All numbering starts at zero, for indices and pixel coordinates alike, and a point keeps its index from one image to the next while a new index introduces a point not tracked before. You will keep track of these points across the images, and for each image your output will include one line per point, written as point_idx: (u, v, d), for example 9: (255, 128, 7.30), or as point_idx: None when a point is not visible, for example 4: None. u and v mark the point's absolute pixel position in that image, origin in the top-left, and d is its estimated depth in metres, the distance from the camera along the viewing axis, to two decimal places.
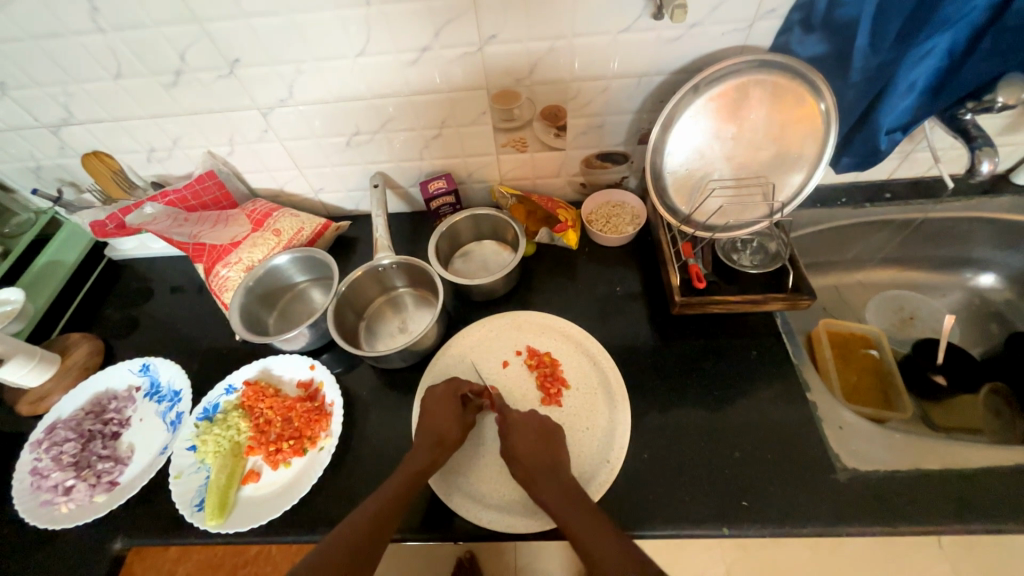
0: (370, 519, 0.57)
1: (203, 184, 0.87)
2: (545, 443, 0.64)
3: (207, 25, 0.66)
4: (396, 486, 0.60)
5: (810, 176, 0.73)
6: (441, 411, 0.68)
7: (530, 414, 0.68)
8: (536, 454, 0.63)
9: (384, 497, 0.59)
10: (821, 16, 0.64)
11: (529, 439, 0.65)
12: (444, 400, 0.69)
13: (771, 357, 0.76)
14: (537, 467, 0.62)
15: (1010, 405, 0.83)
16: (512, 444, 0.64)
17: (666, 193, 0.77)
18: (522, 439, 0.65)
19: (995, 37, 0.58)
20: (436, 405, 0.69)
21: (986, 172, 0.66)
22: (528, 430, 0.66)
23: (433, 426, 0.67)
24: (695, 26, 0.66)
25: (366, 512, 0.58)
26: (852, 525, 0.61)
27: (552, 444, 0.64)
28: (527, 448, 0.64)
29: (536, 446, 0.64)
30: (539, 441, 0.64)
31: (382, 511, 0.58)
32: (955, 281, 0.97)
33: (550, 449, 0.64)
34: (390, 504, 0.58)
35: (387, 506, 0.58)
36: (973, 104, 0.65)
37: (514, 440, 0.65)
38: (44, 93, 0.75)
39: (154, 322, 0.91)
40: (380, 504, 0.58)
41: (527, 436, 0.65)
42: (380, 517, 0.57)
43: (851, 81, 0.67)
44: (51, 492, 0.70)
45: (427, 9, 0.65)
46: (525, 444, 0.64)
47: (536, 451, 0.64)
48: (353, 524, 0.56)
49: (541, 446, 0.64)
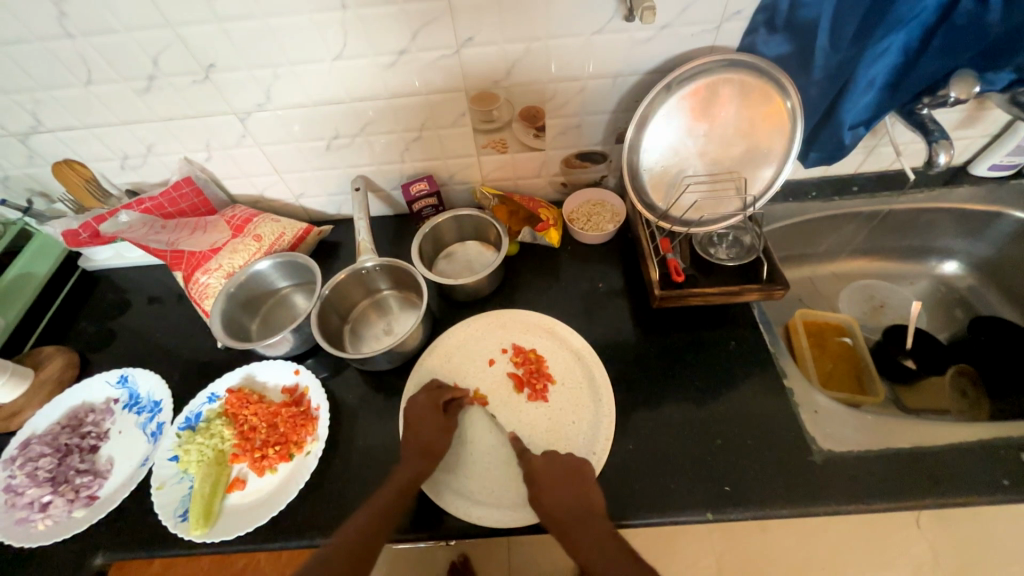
0: (360, 535, 0.56)
1: (180, 191, 0.85)
2: (577, 487, 0.62)
3: (181, 30, 0.66)
4: (385, 498, 0.60)
5: (779, 170, 0.76)
6: (428, 422, 0.68)
7: (556, 456, 0.66)
8: (571, 500, 0.61)
9: (378, 507, 0.59)
10: (784, 17, 0.67)
11: (561, 486, 0.62)
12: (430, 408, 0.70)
13: (749, 347, 0.78)
14: (571, 511, 0.60)
15: (974, 384, 0.87)
16: (544, 485, 0.62)
17: (643, 190, 0.80)
18: (553, 481, 0.63)
19: (944, 35, 0.62)
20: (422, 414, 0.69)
21: (943, 163, 0.69)
22: (561, 473, 0.64)
23: (421, 436, 0.67)
24: (665, 27, 0.68)
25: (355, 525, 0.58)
26: (829, 505, 0.63)
27: (584, 487, 0.62)
28: (561, 492, 0.62)
29: (565, 490, 0.62)
30: (572, 488, 0.62)
31: (375, 521, 0.58)
32: (921, 269, 1.01)
33: (584, 493, 0.62)
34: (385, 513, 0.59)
35: (380, 515, 0.58)
36: (928, 100, 0.69)
37: (544, 482, 0.63)
38: (11, 100, 0.73)
39: (131, 332, 0.89)
40: (377, 508, 0.59)
41: (559, 479, 0.63)
42: (372, 525, 0.57)
43: (813, 80, 0.71)
44: (26, 510, 0.68)
45: (403, 12, 0.66)
46: (555, 492, 0.62)
47: (567, 494, 0.61)
48: (344, 538, 0.56)
49: (575, 491, 0.62)
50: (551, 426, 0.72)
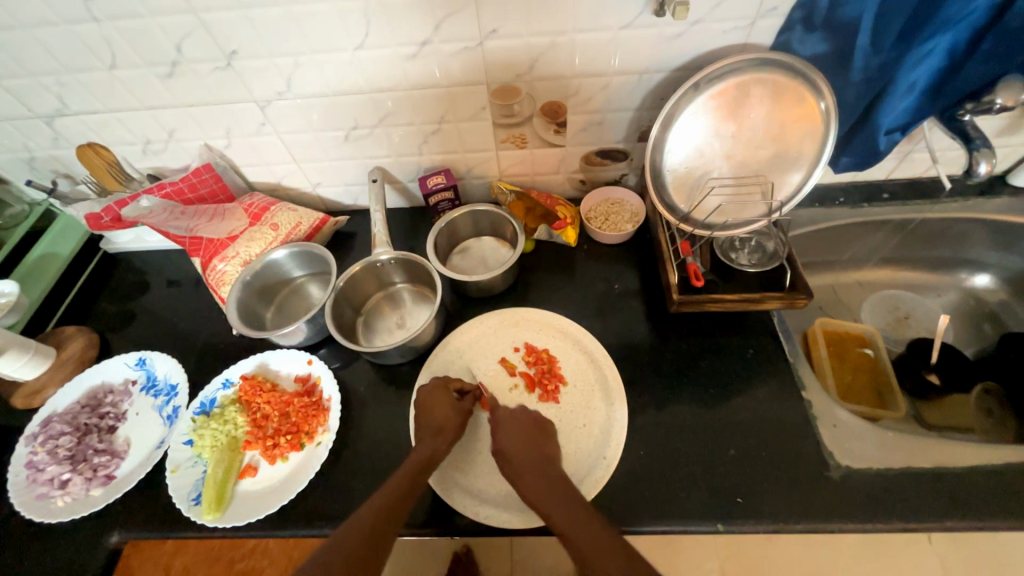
0: (376, 517, 0.55)
1: (200, 177, 0.86)
2: (535, 436, 0.65)
3: (205, 16, 0.66)
4: (402, 475, 0.60)
5: (809, 175, 0.73)
6: (438, 403, 0.68)
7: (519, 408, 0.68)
8: (527, 446, 0.63)
9: (394, 487, 0.59)
10: (823, 15, 0.64)
11: (519, 432, 0.65)
12: (436, 392, 0.70)
13: (768, 355, 0.76)
14: (530, 461, 0.61)
15: (1002, 404, 0.84)
16: (502, 437, 0.64)
17: (665, 190, 0.77)
18: (512, 434, 0.64)
19: (994, 39, 0.58)
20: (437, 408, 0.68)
21: (983, 173, 0.66)
22: (521, 426, 0.66)
23: (432, 419, 0.67)
24: (696, 22, 0.66)
25: (370, 510, 0.56)
26: (844, 522, 0.62)
27: (543, 438, 0.65)
28: (517, 441, 0.64)
29: (526, 437, 0.64)
30: (530, 434, 0.65)
31: (392, 499, 0.57)
32: (950, 281, 0.98)
33: (542, 444, 0.63)
34: (400, 488, 0.59)
35: (398, 493, 0.58)
36: (971, 106, 0.65)
37: (504, 436, 0.64)
38: (39, 83, 0.74)
39: (150, 315, 0.91)
40: (393, 490, 0.58)
41: (519, 431, 0.65)
42: (388, 509, 0.56)
43: (852, 80, 0.67)
44: (46, 486, 0.70)
45: (428, 3, 0.64)
46: (513, 436, 0.64)
47: (526, 445, 0.63)
48: (359, 520, 0.55)
49: (534, 441, 0.64)
50: (562, 429, 0.72)
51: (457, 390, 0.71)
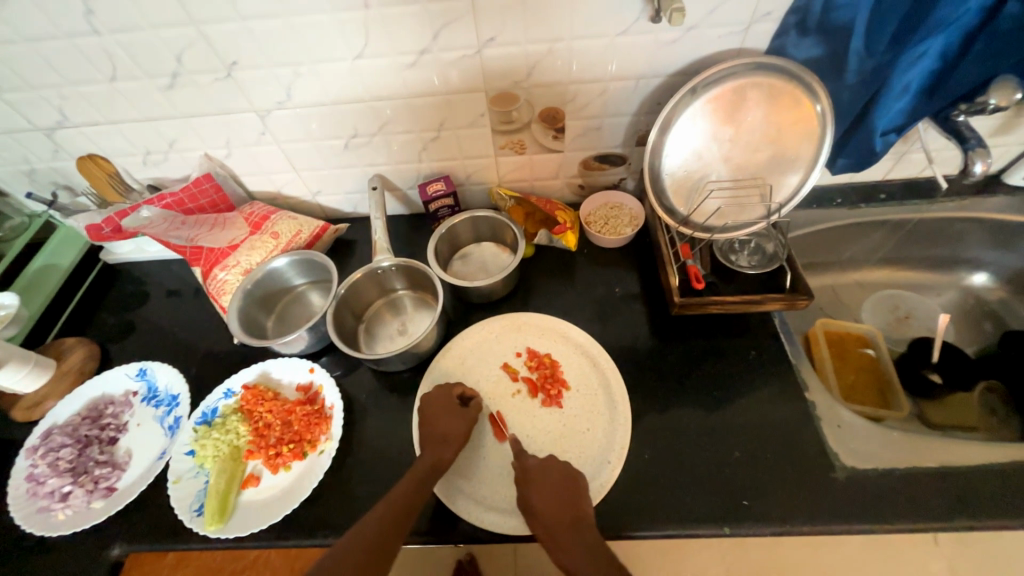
0: (380, 526, 0.55)
1: (200, 187, 0.86)
2: (568, 494, 0.61)
3: (205, 28, 0.66)
4: (406, 483, 0.60)
5: (806, 177, 0.74)
6: (442, 411, 0.69)
7: (550, 461, 0.65)
8: (562, 505, 0.60)
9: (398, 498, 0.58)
10: (817, 19, 0.64)
11: (554, 491, 0.61)
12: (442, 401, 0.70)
13: (769, 357, 0.76)
14: (563, 522, 0.58)
15: (1005, 402, 0.84)
16: (534, 495, 0.61)
17: (664, 194, 0.78)
18: (544, 492, 0.61)
19: (985, 41, 0.60)
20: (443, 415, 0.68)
21: (978, 172, 0.67)
22: (553, 484, 0.62)
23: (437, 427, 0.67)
24: (692, 28, 0.67)
25: (376, 517, 0.56)
26: (849, 523, 0.62)
27: (577, 496, 0.61)
28: (550, 502, 0.60)
29: (559, 496, 0.61)
30: (563, 493, 0.61)
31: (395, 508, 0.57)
32: (949, 280, 0.98)
33: (575, 500, 0.61)
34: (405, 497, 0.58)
35: (402, 502, 0.58)
36: (964, 107, 0.66)
37: (535, 494, 0.61)
38: (39, 96, 0.74)
39: (150, 325, 0.90)
40: (398, 500, 0.58)
41: (550, 489, 0.62)
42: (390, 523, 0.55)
43: (845, 83, 0.69)
44: (47, 499, 0.70)
45: (426, 12, 0.65)
46: (546, 496, 0.61)
47: (557, 503, 0.60)
48: (361, 532, 0.54)
49: (565, 499, 0.61)
50: (565, 434, 0.71)
51: (459, 396, 0.71)
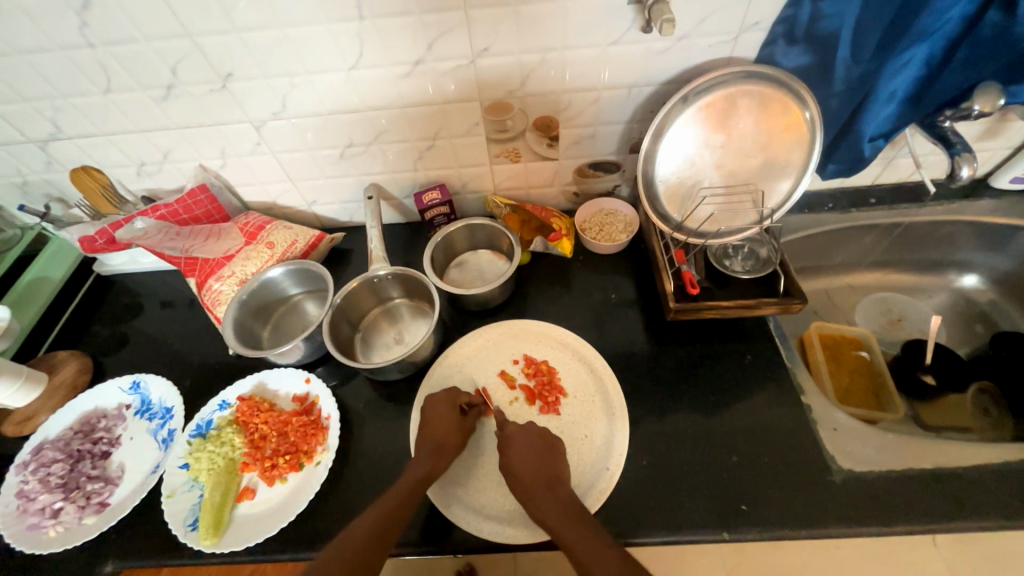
0: (369, 532, 0.55)
1: (195, 198, 0.86)
2: (544, 453, 0.64)
3: (200, 40, 0.67)
4: (397, 492, 0.60)
5: (797, 183, 0.75)
6: (439, 412, 0.69)
7: (528, 423, 0.68)
8: (536, 463, 0.62)
9: (389, 504, 0.59)
10: (805, 28, 0.66)
11: (530, 450, 0.64)
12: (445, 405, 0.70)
13: (765, 360, 0.77)
14: (538, 478, 0.61)
15: (997, 403, 0.85)
16: (511, 453, 0.64)
17: (658, 201, 0.79)
18: (521, 449, 0.64)
19: (968, 49, 0.61)
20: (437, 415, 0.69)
21: (965, 176, 0.68)
22: (530, 442, 0.65)
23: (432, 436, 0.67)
24: (682, 38, 0.68)
25: (367, 520, 0.57)
26: (848, 526, 0.62)
27: (553, 455, 0.64)
28: (526, 459, 0.63)
29: (535, 454, 0.64)
30: (540, 451, 0.64)
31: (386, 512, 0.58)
32: (940, 282, 1.00)
33: (549, 460, 0.63)
34: (395, 502, 0.59)
35: (393, 510, 0.58)
36: (950, 112, 0.68)
37: (513, 452, 0.64)
38: (33, 108, 0.74)
39: (144, 337, 0.90)
40: (389, 507, 0.58)
41: (527, 448, 0.64)
42: (378, 529, 0.56)
43: (834, 91, 0.70)
44: (38, 516, 0.68)
45: (420, 23, 0.66)
46: (523, 454, 0.63)
47: (533, 460, 0.63)
48: (351, 537, 0.55)
49: (540, 457, 0.63)
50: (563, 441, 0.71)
51: (463, 403, 0.70)
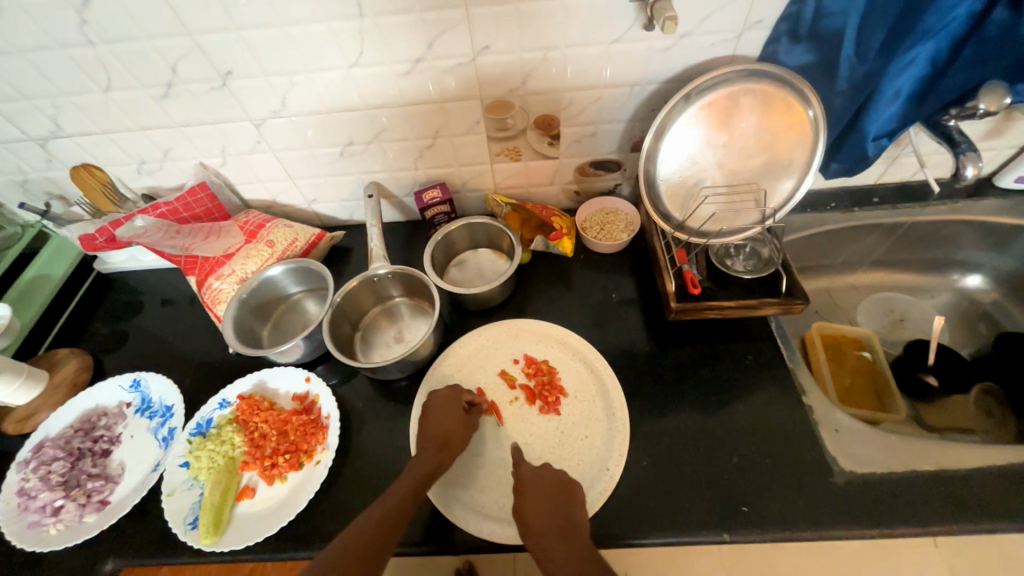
0: (375, 523, 0.56)
1: (195, 196, 0.86)
2: (560, 501, 0.61)
3: (200, 38, 0.66)
4: (403, 486, 0.61)
5: (800, 182, 0.74)
6: (441, 408, 0.69)
7: (546, 467, 0.66)
8: (553, 513, 0.60)
9: (394, 497, 0.59)
10: (808, 27, 0.66)
11: (545, 498, 0.62)
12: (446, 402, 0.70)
13: (767, 361, 0.76)
14: (553, 529, 0.58)
15: (1001, 404, 0.84)
16: (526, 500, 0.61)
17: (659, 200, 0.78)
18: (536, 498, 0.62)
19: (974, 47, 0.60)
20: (438, 412, 0.69)
21: (970, 176, 0.67)
22: (546, 491, 0.63)
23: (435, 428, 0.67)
24: (685, 36, 0.67)
25: (374, 513, 0.57)
26: (849, 528, 0.61)
27: (569, 504, 0.61)
28: (542, 509, 0.60)
29: (551, 503, 0.61)
30: (556, 499, 0.62)
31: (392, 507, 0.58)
32: (943, 282, 0.99)
33: (566, 509, 0.60)
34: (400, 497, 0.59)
35: (398, 506, 0.58)
36: (955, 111, 0.66)
37: (528, 499, 0.62)
38: (33, 106, 0.74)
39: (144, 335, 0.90)
40: (394, 500, 0.59)
41: (543, 496, 0.62)
42: (383, 522, 0.56)
43: (838, 89, 0.69)
44: (37, 514, 0.68)
45: (420, 21, 0.65)
46: (538, 502, 0.61)
47: (549, 511, 0.60)
48: (357, 530, 0.55)
49: (557, 506, 0.61)
50: (563, 441, 0.71)
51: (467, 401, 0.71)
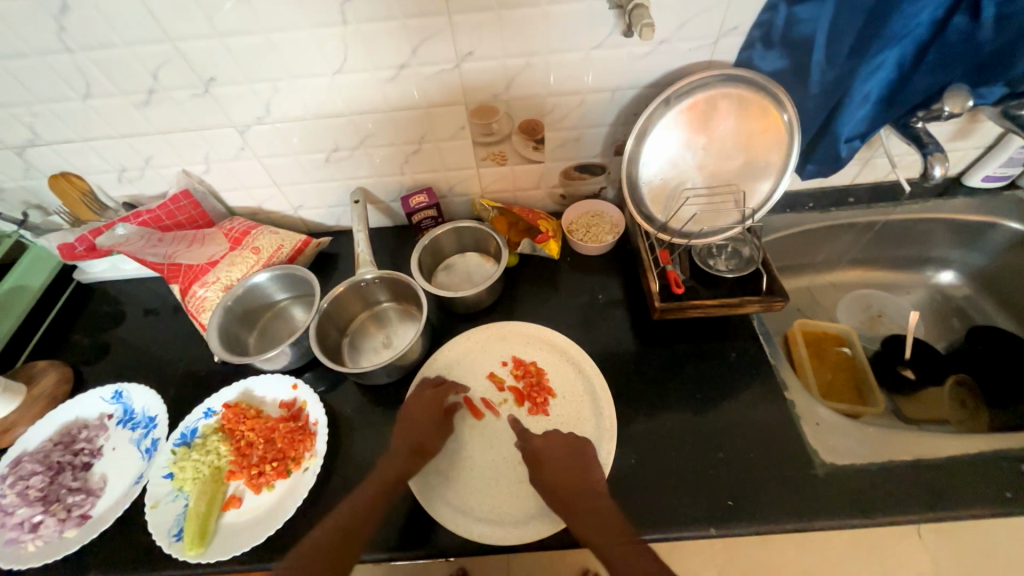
0: (335, 536, 0.57)
1: (177, 204, 0.84)
2: (576, 466, 0.63)
3: (181, 45, 0.66)
4: (364, 491, 0.61)
5: (777, 184, 0.76)
6: (420, 413, 0.69)
7: (557, 435, 0.67)
8: (571, 478, 0.62)
9: (357, 505, 0.60)
10: (781, 33, 0.68)
11: (562, 466, 0.63)
12: (420, 405, 0.69)
13: (750, 358, 0.78)
14: (576, 494, 0.60)
15: (974, 394, 0.87)
16: (545, 472, 0.63)
17: (641, 202, 0.80)
18: (554, 467, 0.63)
19: (937, 52, 0.63)
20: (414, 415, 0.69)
21: (937, 175, 0.70)
22: (561, 458, 0.64)
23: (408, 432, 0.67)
24: (663, 42, 0.69)
25: (331, 523, 0.58)
26: (833, 518, 0.63)
27: (586, 468, 0.63)
28: (561, 477, 0.62)
29: (569, 470, 0.63)
30: (573, 463, 0.64)
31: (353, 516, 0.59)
32: (918, 279, 1.02)
33: (585, 473, 0.63)
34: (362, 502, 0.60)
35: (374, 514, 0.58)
36: (923, 113, 0.70)
37: (547, 470, 0.63)
38: (9, 114, 0.73)
39: (126, 345, 0.88)
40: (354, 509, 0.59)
41: (560, 464, 0.64)
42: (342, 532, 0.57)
43: (810, 94, 0.72)
44: (15, 531, 0.66)
45: (404, 28, 0.66)
46: (557, 471, 0.63)
47: (569, 477, 0.62)
48: (314, 542, 0.57)
49: (575, 471, 0.63)
50: None
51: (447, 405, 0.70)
